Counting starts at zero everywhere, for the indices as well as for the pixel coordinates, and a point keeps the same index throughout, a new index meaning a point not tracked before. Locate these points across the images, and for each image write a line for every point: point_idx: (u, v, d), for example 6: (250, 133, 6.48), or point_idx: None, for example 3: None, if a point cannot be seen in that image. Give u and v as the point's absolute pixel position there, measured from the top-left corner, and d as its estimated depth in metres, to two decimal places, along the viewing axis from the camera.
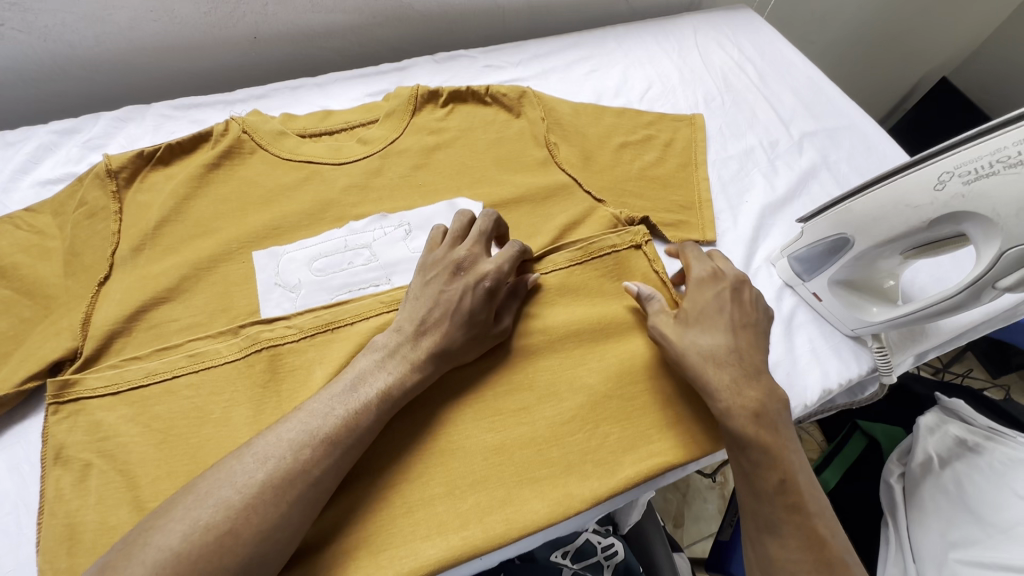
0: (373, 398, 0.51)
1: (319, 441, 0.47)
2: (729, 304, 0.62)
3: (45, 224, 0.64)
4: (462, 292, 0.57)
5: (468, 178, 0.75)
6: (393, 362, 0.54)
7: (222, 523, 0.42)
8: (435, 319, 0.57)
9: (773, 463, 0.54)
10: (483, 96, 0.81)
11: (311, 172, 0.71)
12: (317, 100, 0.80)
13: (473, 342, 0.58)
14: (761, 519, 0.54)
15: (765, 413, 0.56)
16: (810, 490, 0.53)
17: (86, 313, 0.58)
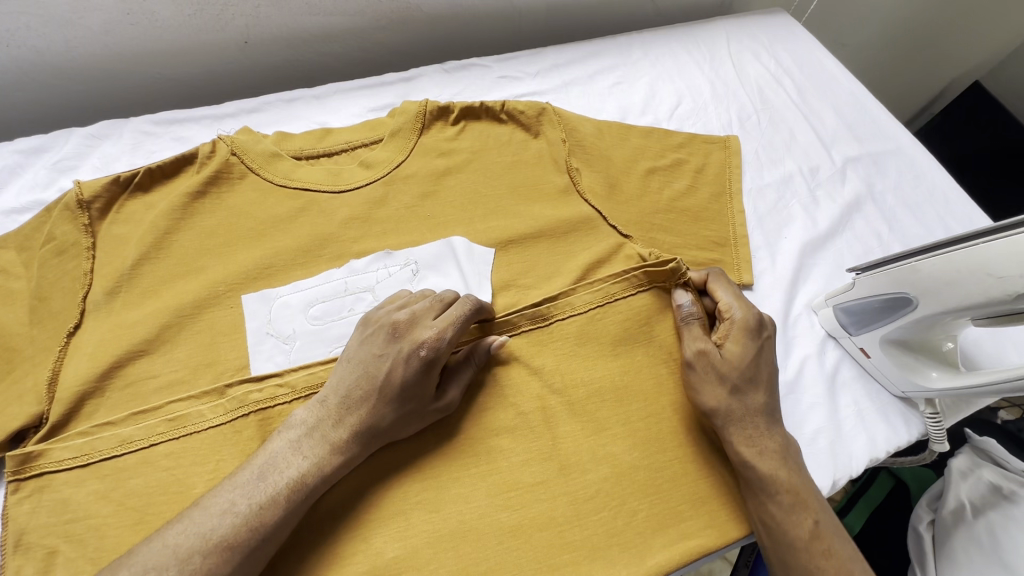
0: (280, 491, 0.45)
1: (212, 547, 0.42)
2: (764, 351, 0.57)
3: (9, 261, 0.57)
4: (395, 362, 0.50)
5: (482, 208, 0.68)
6: (308, 443, 0.48)
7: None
8: (362, 393, 0.49)
9: (800, 506, 0.51)
10: (498, 113, 0.74)
11: (308, 201, 0.64)
12: (313, 114, 0.72)
13: (406, 420, 0.50)
14: (796, 571, 0.50)
15: (786, 455, 0.53)
16: (835, 531, 0.52)
17: (54, 370, 0.51)
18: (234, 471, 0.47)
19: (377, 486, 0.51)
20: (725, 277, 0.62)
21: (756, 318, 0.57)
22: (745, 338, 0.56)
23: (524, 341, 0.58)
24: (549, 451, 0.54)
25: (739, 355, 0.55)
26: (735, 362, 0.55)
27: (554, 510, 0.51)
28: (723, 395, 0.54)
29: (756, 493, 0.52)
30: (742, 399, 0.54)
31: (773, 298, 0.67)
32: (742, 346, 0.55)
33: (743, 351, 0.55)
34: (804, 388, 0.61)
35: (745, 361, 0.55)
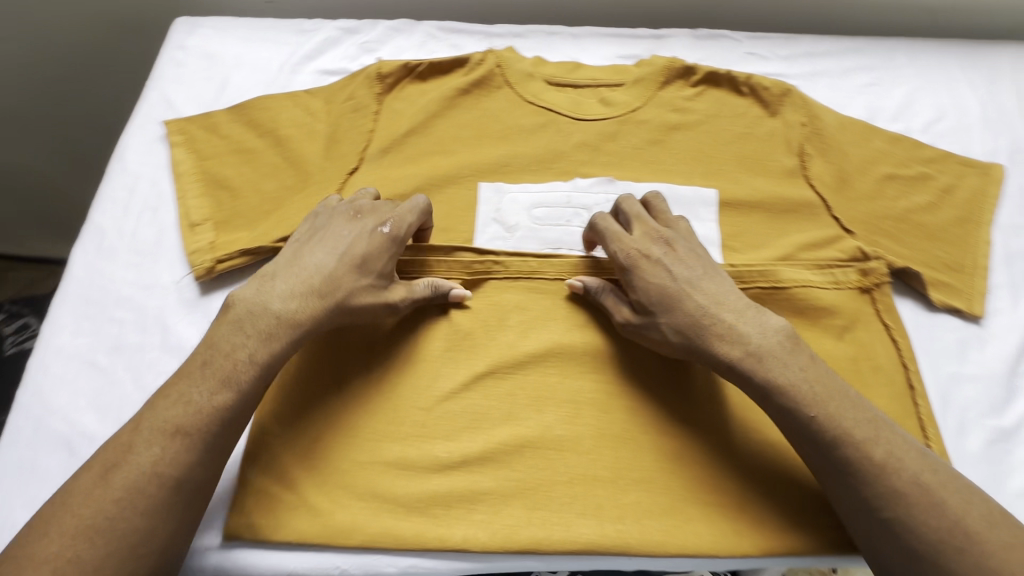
0: (232, 372, 0.47)
1: (172, 436, 0.45)
2: (670, 264, 0.55)
3: (317, 107, 0.70)
4: (336, 234, 0.54)
5: (703, 167, 0.69)
6: (252, 325, 0.49)
7: (67, 552, 0.41)
8: (313, 274, 0.52)
9: (816, 398, 0.48)
10: (740, 85, 0.74)
11: (549, 120, 0.71)
12: (567, 49, 0.78)
13: (365, 299, 0.52)
14: (824, 470, 0.48)
15: (763, 350, 0.50)
16: (852, 420, 0.48)
17: (334, 196, 0.63)
18: (180, 368, 0.49)
19: (557, 367, 0.55)
20: (636, 215, 0.58)
21: (634, 250, 0.55)
22: (649, 267, 0.55)
23: None
24: (724, 399, 0.55)
25: (656, 290, 0.53)
26: (654, 298, 0.53)
27: (715, 450, 0.52)
28: (660, 330, 0.53)
29: (755, 394, 0.50)
30: (689, 323, 0.52)
31: (1003, 341, 0.61)
32: (653, 276, 0.54)
33: (655, 286, 0.54)
34: (1017, 442, 0.56)
35: (659, 296, 0.53)
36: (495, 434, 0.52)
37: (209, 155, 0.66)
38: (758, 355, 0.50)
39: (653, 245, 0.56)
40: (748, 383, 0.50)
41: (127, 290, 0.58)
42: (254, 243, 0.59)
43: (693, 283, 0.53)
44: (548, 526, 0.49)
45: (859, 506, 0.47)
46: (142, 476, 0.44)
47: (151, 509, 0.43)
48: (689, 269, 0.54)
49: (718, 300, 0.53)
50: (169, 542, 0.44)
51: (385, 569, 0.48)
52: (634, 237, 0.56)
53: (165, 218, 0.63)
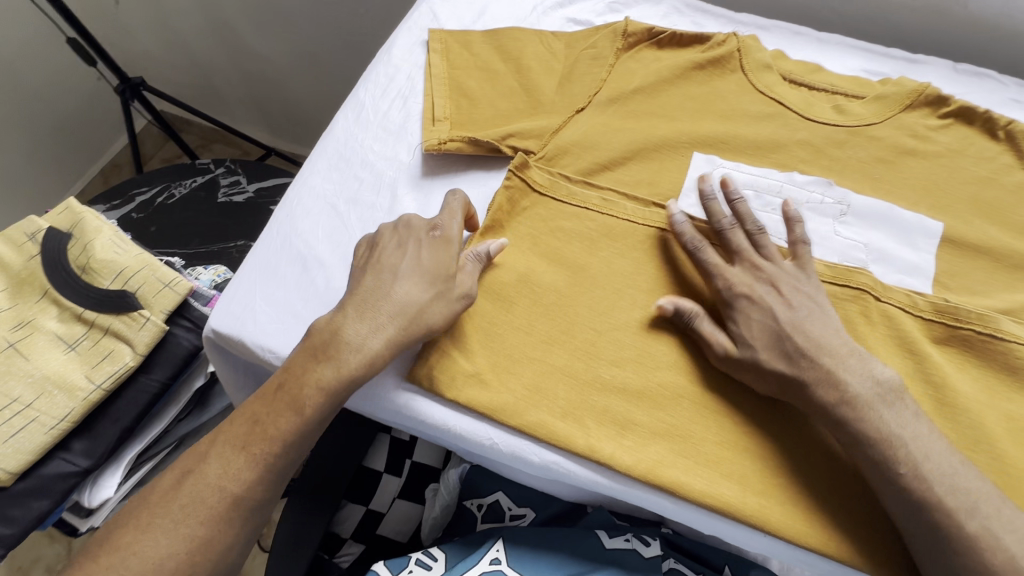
0: (304, 393, 0.51)
1: (243, 453, 0.50)
2: (773, 304, 0.53)
3: (558, 49, 0.75)
4: (381, 248, 0.56)
5: (930, 199, 0.65)
6: (321, 352, 0.52)
7: (158, 557, 0.47)
8: (387, 289, 0.53)
9: (908, 455, 0.46)
10: (996, 129, 0.69)
11: (777, 112, 0.70)
12: (809, 52, 0.77)
13: (437, 307, 0.53)
14: (910, 531, 0.46)
15: (854, 403, 0.48)
16: (946, 482, 0.45)
17: (558, 125, 0.68)
18: (262, 388, 0.53)
19: None
20: (728, 237, 0.58)
21: (736, 288, 0.55)
22: (745, 307, 0.54)
23: (917, 325, 0.57)
24: None
25: (754, 326, 0.52)
26: (753, 334, 0.52)
27: None
28: (748, 375, 0.52)
29: (844, 440, 0.48)
30: (788, 367, 0.50)
31: None
32: (749, 315, 0.53)
33: (753, 325, 0.53)
34: None
35: (758, 333, 0.52)
36: (659, 376, 0.54)
37: (459, 66, 0.74)
38: (852, 419, 0.48)
39: (757, 284, 0.55)
40: (835, 427, 0.48)
41: (370, 156, 0.68)
42: (481, 137, 0.64)
43: (792, 321, 0.52)
44: (689, 475, 0.50)
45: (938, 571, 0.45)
46: (209, 488, 0.49)
47: (212, 519, 0.48)
48: (791, 309, 0.53)
49: (820, 343, 0.51)
50: (217, 556, 0.49)
51: (531, 457, 0.52)
52: (736, 270, 0.56)
53: (413, 107, 0.71)
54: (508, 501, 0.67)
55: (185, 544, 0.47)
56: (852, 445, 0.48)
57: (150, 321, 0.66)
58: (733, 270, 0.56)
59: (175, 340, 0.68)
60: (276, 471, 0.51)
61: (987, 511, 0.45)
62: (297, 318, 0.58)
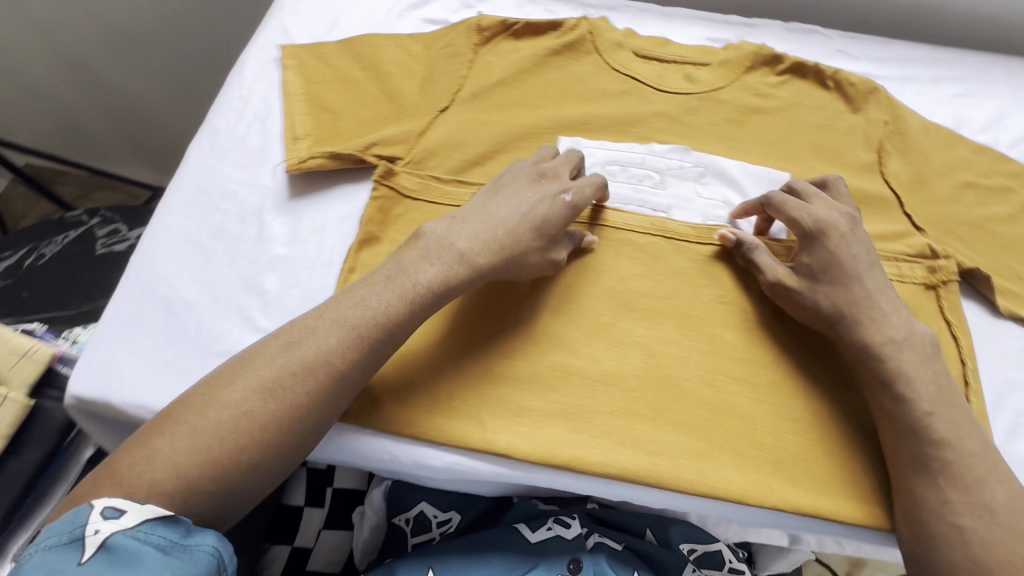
0: (409, 291, 0.51)
1: (352, 333, 0.49)
2: (852, 241, 0.56)
3: (417, 50, 0.75)
4: (502, 192, 0.58)
5: (777, 151, 0.71)
6: (439, 258, 0.53)
7: (241, 408, 0.45)
8: (500, 224, 0.55)
9: (930, 399, 0.49)
10: (826, 79, 0.75)
11: (633, 88, 0.73)
12: (657, 26, 0.81)
13: (536, 255, 0.56)
14: (908, 465, 0.49)
15: (903, 346, 0.52)
16: (957, 417, 0.49)
17: (423, 128, 0.67)
18: (365, 276, 0.53)
19: (611, 309, 0.59)
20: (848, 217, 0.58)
21: (827, 220, 0.57)
22: (835, 240, 0.56)
23: None
24: (767, 362, 0.57)
25: (827, 258, 0.55)
26: (823, 263, 0.55)
27: (755, 408, 0.55)
28: (801, 280, 0.56)
29: (871, 378, 0.52)
30: (824, 291, 0.54)
31: None
32: (840, 247, 0.55)
33: (829, 262, 0.55)
34: None
35: (830, 265, 0.55)
36: (549, 358, 0.56)
37: (316, 79, 0.72)
38: (878, 322, 0.53)
39: (840, 219, 0.57)
40: (850, 344, 0.53)
41: (232, 185, 0.65)
42: (343, 150, 0.63)
43: (860, 267, 0.55)
44: (582, 451, 0.52)
45: (908, 516, 0.48)
46: (314, 357, 0.48)
47: (315, 391, 0.47)
48: (865, 252, 0.56)
49: (881, 293, 0.54)
50: (304, 439, 0.48)
51: (432, 462, 0.52)
52: (823, 206, 0.58)
53: (272, 129, 0.69)
54: (433, 509, 0.67)
55: (313, 368, 0.47)
56: (869, 370, 0.52)
57: (8, 399, 0.60)
58: (817, 204, 0.58)
59: (46, 413, 0.63)
60: (383, 345, 0.50)
61: (969, 452, 0.48)
62: (168, 366, 0.54)
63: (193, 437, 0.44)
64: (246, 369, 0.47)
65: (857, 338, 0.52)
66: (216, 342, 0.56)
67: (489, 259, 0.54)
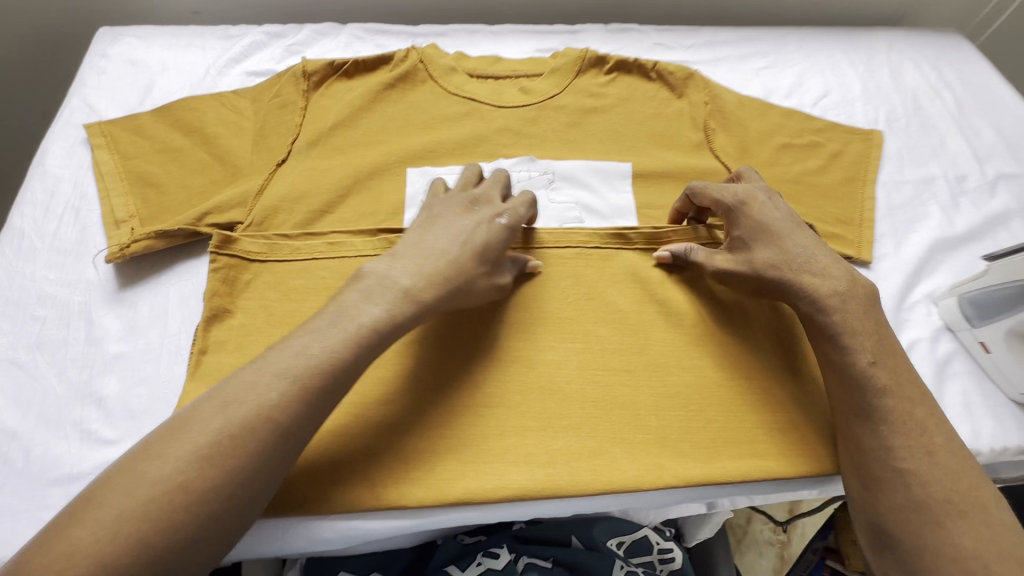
0: (358, 332, 0.47)
1: (300, 377, 0.44)
2: (771, 207, 0.59)
3: (244, 106, 0.72)
4: (439, 214, 0.57)
5: (617, 145, 0.74)
6: (379, 295, 0.49)
7: (177, 477, 0.40)
8: (438, 256, 0.53)
9: (869, 348, 0.52)
10: (648, 72, 0.80)
11: (472, 109, 0.75)
12: (487, 46, 0.83)
13: (483, 281, 0.55)
14: (849, 408, 0.52)
15: (845, 298, 0.55)
16: (901, 372, 0.52)
17: (261, 186, 0.64)
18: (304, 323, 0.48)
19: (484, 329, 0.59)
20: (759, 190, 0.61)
21: (747, 193, 0.60)
22: (757, 206, 0.59)
23: (636, 256, 0.64)
24: (639, 347, 0.59)
25: (754, 226, 0.58)
26: (751, 229, 0.58)
27: (635, 395, 0.56)
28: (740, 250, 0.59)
29: (820, 335, 0.54)
30: (761, 257, 0.57)
31: (892, 281, 0.66)
32: (764, 211, 0.59)
33: (756, 227, 0.58)
34: None
35: (761, 229, 0.58)
36: (429, 394, 0.54)
37: (134, 154, 0.66)
38: (819, 275, 0.56)
39: (760, 191, 0.61)
40: (796, 301, 0.56)
41: (49, 288, 0.59)
42: (171, 226, 0.59)
43: (786, 227, 0.58)
44: (479, 479, 0.51)
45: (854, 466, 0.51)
46: (252, 415, 0.42)
47: (255, 453, 0.42)
48: (782, 214, 0.59)
49: (813, 248, 0.57)
50: (248, 502, 0.42)
51: (323, 533, 0.50)
52: (740, 186, 0.61)
53: (88, 217, 0.63)
54: None
55: (257, 423, 0.42)
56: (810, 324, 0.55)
57: None
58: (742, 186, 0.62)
59: None
60: (334, 387, 0.46)
61: (903, 394, 0.51)
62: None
63: (118, 523, 0.38)
64: (182, 433, 0.42)
65: (797, 295, 0.56)
66: (52, 467, 0.50)
67: (428, 279, 0.52)
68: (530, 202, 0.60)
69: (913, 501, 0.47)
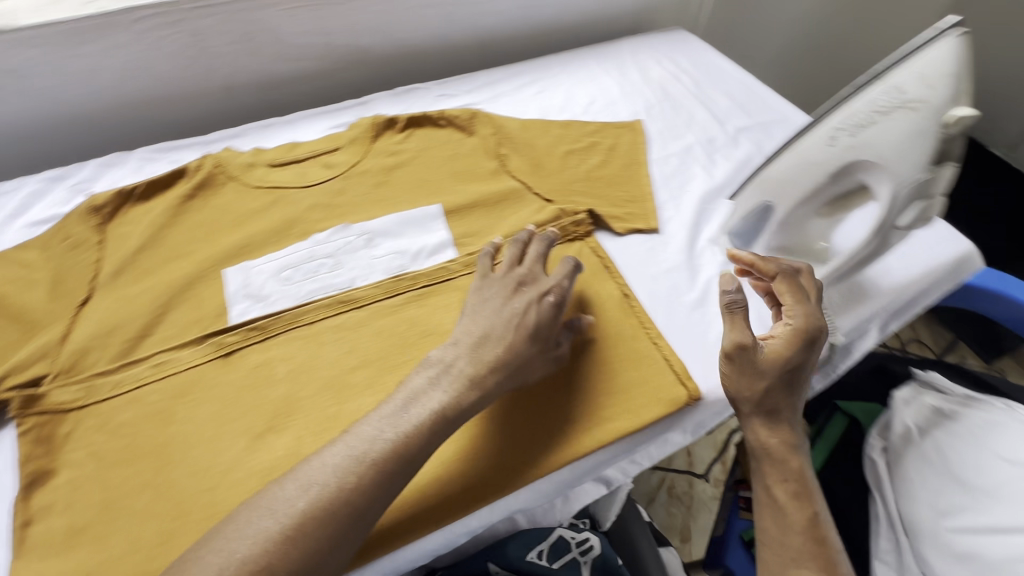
0: (427, 417, 0.51)
1: (364, 466, 0.47)
2: (798, 309, 0.62)
3: (32, 257, 0.68)
4: (530, 304, 0.60)
5: (424, 190, 0.81)
6: (447, 380, 0.54)
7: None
8: (496, 342, 0.56)
9: (793, 489, 0.59)
10: (437, 121, 0.89)
11: (279, 196, 0.78)
12: (282, 134, 0.87)
13: (541, 360, 0.59)
14: (783, 546, 0.56)
15: (796, 452, 0.60)
16: (828, 520, 0.58)
17: (65, 331, 0.62)
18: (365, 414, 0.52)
19: (334, 397, 0.60)
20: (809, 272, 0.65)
21: (789, 276, 0.63)
22: (796, 296, 0.62)
23: (463, 281, 0.70)
24: None
25: (792, 329, 0.61)
26: (786, 342, 0.60)
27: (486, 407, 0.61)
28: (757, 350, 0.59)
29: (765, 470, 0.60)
30: (770, 359, 0.59)
31: (679, 236, 0.77)
32: (793, 309, 0.62)
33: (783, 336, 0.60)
34: (710, 302, 0.71)
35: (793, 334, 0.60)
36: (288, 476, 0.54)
37: None
38: (783, 425, 0.60)
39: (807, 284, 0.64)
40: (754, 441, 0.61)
41: None
42: None
43: (801, 352, 0.60)
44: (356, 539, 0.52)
45: (783, 526, 0.57)
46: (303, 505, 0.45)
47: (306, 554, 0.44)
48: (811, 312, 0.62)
49: (796, 386, 0.61)
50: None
51: None
52: (805, 270, 0.65)
53: None
54: None
55: (346, 499, 0.46)
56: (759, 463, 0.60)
57: None
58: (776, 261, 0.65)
59: None
60: (399, 471, 0.48)
61: (822, 532, 0.56)
62: None
63: None
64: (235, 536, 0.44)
65: (755, 428, 0.61)
66: None
67: (487, 370, 0.55)
68: (571, 272, 0.63)
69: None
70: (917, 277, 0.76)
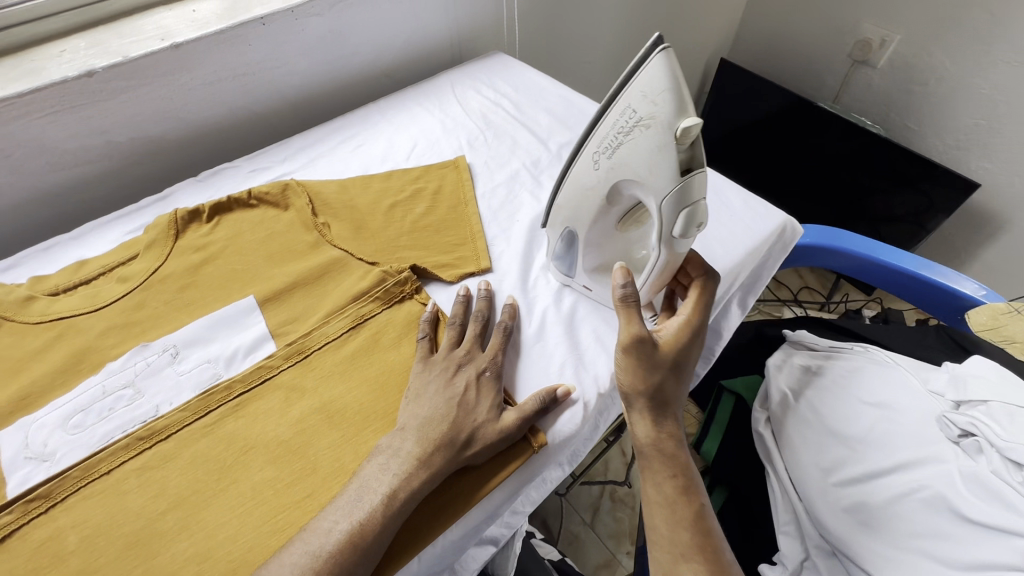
0: (382, 501, 0.52)
1: (322, 562, 0.49)
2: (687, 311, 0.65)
3: None
4: (468, 383, 0.61)
5: (237, 282, 0.74)
6: (396, 462, 0.55)
7: None
8: (439, 421, 0.57)
9: (676, 485, 0.59)
10: (247, 202, 0.83)
11: (64, 327, 0.68)
12: (69, 253, 0.78)
13: (490, 430, 0.58)
14: (672, 541, 0.57)
15: (678, 445, 0.61)
16: (710, 506, 0.60)
17: None
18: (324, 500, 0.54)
19: (138, 556, 0.52)
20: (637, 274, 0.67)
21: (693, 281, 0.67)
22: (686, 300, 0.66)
23: (286, 377, 0.65)
24: (311, 467, 0.58)
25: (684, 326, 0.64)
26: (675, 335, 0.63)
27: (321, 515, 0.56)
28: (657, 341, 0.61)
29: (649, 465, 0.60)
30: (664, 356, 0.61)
31: (512, 271, 0.76)
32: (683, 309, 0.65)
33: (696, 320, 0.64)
34: (548, 334, 0.69)
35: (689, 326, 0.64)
36: None
37: None
38: (670, 418, 0.61)
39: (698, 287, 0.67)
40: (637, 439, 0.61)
41: None
42: None
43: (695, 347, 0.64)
44: None
45: (671, 522, 0.57)
46: None
47: None
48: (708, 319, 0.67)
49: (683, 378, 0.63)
50: None
51: None
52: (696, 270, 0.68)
53: None
54: None
55: None
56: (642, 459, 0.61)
57: None
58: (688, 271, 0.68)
59: None
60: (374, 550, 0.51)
61: (705, 524, 0.58)
62: None
63: None
64: None
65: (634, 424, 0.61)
66: None
67: (432, 447, 0.55)
68: (505, 340, 0.66)
69: (717, 568, 0.55)
70: (742, 259, 0.79)
